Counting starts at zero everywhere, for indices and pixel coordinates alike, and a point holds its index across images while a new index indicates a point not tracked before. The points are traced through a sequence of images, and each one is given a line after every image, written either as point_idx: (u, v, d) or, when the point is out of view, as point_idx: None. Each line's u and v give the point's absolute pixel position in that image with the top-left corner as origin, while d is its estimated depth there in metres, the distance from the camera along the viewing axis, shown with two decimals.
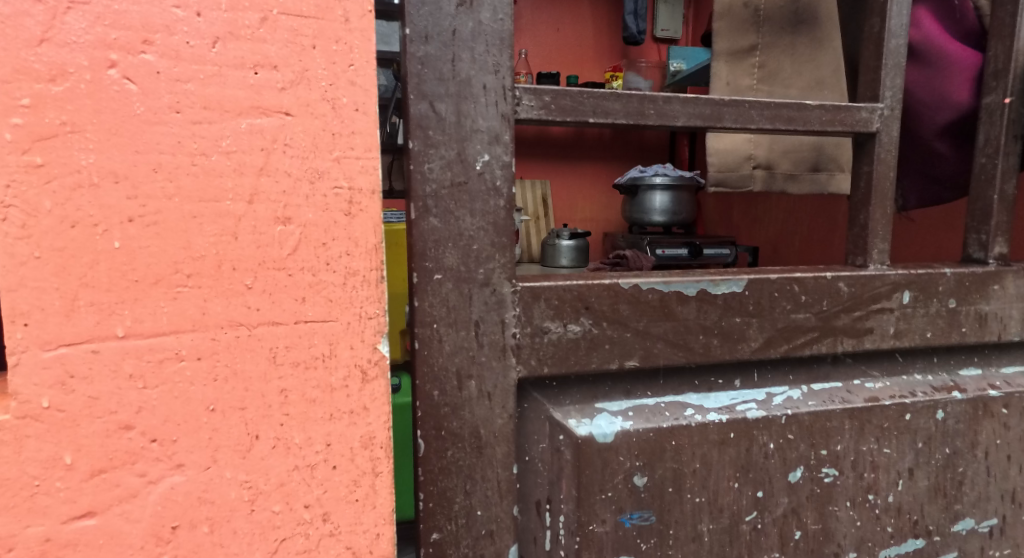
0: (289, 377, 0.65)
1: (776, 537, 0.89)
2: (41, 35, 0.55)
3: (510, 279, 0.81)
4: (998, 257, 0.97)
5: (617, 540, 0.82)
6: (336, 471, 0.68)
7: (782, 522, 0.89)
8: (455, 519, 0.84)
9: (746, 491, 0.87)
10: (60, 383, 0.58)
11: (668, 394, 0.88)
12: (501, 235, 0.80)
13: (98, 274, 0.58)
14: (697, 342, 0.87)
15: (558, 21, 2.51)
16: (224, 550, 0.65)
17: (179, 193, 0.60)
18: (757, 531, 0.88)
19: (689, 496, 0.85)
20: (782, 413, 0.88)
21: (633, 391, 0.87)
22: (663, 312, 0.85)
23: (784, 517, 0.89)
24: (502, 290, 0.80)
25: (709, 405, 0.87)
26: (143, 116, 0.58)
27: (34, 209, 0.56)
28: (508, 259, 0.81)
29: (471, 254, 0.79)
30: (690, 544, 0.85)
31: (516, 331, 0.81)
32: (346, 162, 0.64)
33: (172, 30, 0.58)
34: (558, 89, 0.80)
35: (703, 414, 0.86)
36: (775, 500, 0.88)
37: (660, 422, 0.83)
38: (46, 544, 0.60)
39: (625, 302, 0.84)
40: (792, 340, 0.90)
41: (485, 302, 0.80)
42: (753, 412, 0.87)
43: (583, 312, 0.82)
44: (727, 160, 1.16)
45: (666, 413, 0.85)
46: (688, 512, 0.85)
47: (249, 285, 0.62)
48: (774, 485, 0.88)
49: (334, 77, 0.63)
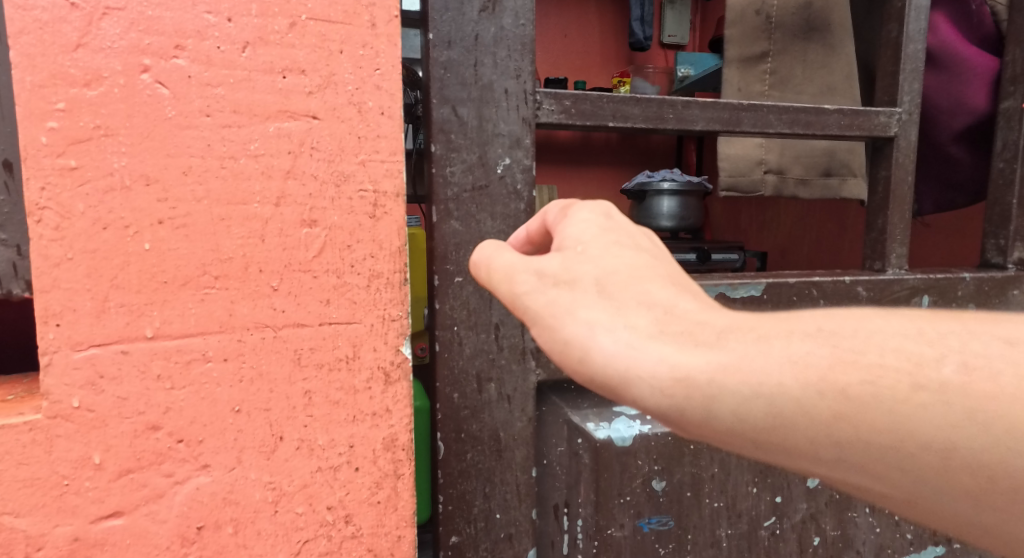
0: (313, 379, 0.65)
1: (795, 543, 0.88)
2: (77, 41, 0.56)
3: None
4: (1017, 262, 0.96)
5: (635, 545, 0.82)
6: (358, 473, 0.68)
7: (800, 528, 0.88)
8: (474, 522, 0.84)
9: (765, 496, 0.87)
10: (91, 384, 0.59)
11: None
12: None
13: (129, 275, 0.59)
14: None
15: (566, 27, 2.50)
16: (249, 551, 0.65)
17: (209, 195, 0.60)
18: (775, 537, 0.88)
19: (707, 501, 0.84)
20: None
21: None
22: None
23: (803, 524, 0.89)
24: None
25: None
26: (175, 120, 0.59)
27: (68, 211, 0.57)
28: None
29: None
30: (709, 549, 0.85)
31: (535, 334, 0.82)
32: (372, 166, 0.65)
33: (203, 35, 0.59)
34: (578, 93, 0.80)
35: None
36: (793, 506, 0.88)
37: None
38: (75, 544, 0.60)
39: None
40: None
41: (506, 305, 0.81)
42: None
43: None
44: (739, 165, 1.15)
45: None
46: (706, 517, 0.85)
47: (275, 287, 0.63)
48: (793, 490, 0.88)
49: (360, 82, 0.64)
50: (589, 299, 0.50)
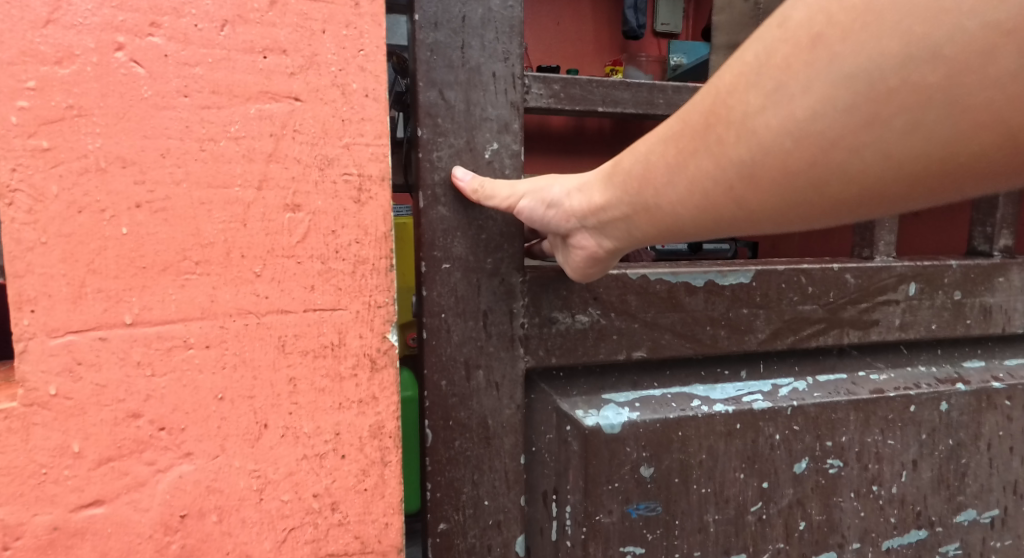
0: (299, 366, 0.64)
1: (782, 528, 0.89)
2: (47, 16, 0.54)
3: (520, 269, 0.80)
4: (1002, 249, 1.00)
5: (623, 531, 0.82)
6: (345, 460, 0.67)
7: (787, 513, 0.89)
8: (463, 509, 0.83)
9: (752, 482, 0.87)
10: (68, 371, 0.58)
11: (675, 385, 0.88)
12: (511, 224, 0.79)
13: (106, 260, 0.58)
14: (706, 334, 0.87)
15: (558, 14, 2.21)
16: (234, 539, 0.64)
17: (188, 178, 0.59)
18: (762, 522, 0.88)
19: (695, 487, 0.84)
20: (787, 405, 0.87)
21: (639, 382, 0.87)
22: (671, 303, 0.86)
23: (790, 509, 0.89)
24: (511, 280, 0.80)
25: (716, 397, 0.87)
26: (152, 100, 0.57)
27: (41, 194, 0.56)
28: (518, 248, 0.80)
29: (480, 243, 0.79)
30: (696, 535, 0.85)
31: (525, 321, 0.82)
32: (357, 149, 0.64)
33: (180, 13, 0.57)
34: (567, 77, 0.79)
35: (709, 405, 0.85)
36: (780, 491, 0.88)
37: (667, 413, 0.83)
38: (55, 533, 0.59)
39: (634, 292, 0.84)
40: (799, 331, 0.91)
41: (494, 292, 0.80)
42: (759, 404, 0.87)
43: (591, 303, 0.83)
44: None
45: (672, 404, 0.85)
46: (695, 503, 0.84)
47: (258, 273, 0.62)
48: (779, 476, 0.88)
49: (344, 63, 0.62)
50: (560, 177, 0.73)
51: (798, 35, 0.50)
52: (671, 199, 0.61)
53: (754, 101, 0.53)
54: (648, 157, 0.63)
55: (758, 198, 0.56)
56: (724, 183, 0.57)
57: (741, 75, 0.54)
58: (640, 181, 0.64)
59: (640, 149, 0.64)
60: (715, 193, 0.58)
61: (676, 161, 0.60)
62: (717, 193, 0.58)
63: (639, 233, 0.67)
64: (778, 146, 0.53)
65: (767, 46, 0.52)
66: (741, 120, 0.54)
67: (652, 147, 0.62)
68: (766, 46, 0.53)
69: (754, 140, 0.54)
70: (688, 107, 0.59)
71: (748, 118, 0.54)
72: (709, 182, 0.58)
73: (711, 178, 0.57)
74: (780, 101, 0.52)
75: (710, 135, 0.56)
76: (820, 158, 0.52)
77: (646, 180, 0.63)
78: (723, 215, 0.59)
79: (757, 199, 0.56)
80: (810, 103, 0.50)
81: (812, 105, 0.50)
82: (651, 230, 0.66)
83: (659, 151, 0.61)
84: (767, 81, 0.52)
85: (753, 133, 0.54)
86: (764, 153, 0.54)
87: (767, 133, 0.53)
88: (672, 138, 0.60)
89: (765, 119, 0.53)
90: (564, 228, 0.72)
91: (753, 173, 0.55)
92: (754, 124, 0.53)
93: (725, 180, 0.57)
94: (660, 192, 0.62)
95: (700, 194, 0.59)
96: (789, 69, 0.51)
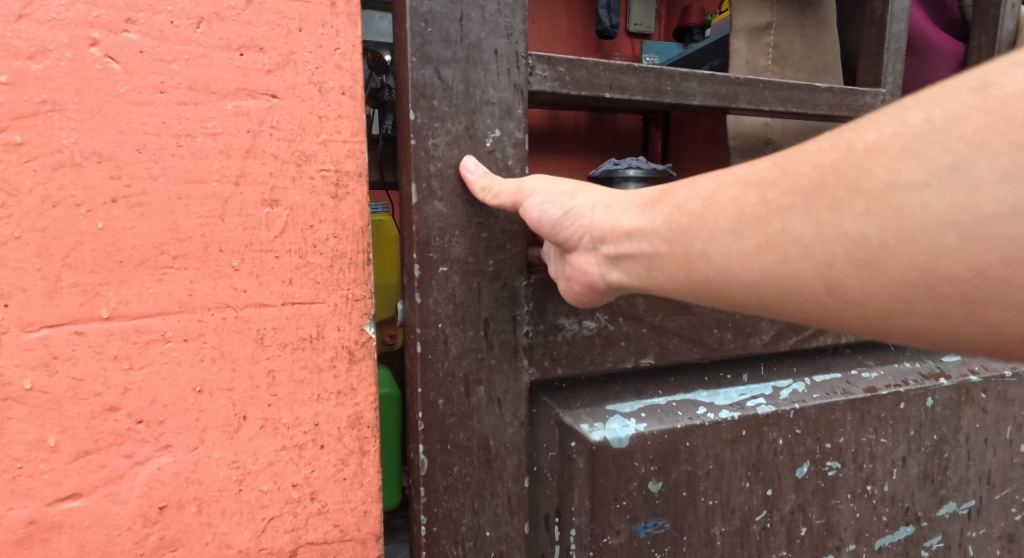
0: (277, 358, 0.64)
1: (784, 535, 0.89)
2: (19, 11, 0.55)
3: (522, 271, 0.80)
4: None
5: (631, 550, 0.81)
6: (324, 451, 0.67)
7: (789, 519, 0.89)
8: (462, 542, 0.81)
9: (757, 489, 0.87)
10: (44, 365, 0.58)
11: (678, 392, 0.88)
12: (512, 222, 0.79)
13: (82, 254, 0.58)
14: (711, 337, 0.88)
15: (534, 11, 2.08)
16: (214, 529, 0.65)
17: (165, 173, 0.59)
18: (766, 531, 0.88)
19: (703, 499, 0.84)
20: (790, 407, 0.88)
21: (644, 390, 0.87)
22: (679, 306, 0.86)
23: (792, 515, 0.89)
24: (513, 283, 0.79)
25: (721, 402, 0.87)
26: (127, 96, 0.57)
27: (15, 188, 0.56)
28: (519, 249, 0.79)
29: (481, 244, 0.78)
30: (703, 549, 0.85)
31: (529, 329, 0.81)
32: (334, 146, 0.64)
33: (155, 9, 0.58)
34: (574, 59, 0.79)
35: (715, 412, 0.85)
36: (783, 497, 0.89)
37: (674, 423, 0.82)
38: (31, 527, 0.59)
39: (641, 296, 0.85)
40: (800, 332, 0.94)
41: (496, 297, 0.79)
42: (764, 408, 0.87)
43: (598, 309, 0.83)
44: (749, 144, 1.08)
45: (678, 413, 0.84)
46: (701, 516, 0.84)
47: (236, 267, 0.62)
48: (783, 482, 0.88)
49: (320, 60, 0.63)
50: (584, 190, 0.70)
51: (1006, 111, 0.46)
52: (736, 258, 0.57)
53: (914, 174, 0.48)
54: (724, 205, 0.58)
55: (863, 286, 0.52)
56: (826, 259, 0.52)
57: (903, 138, 0.49)
58: (691, 220, 0.60)
59: (710, 191, 0.60)
60: (807, 263, 0.53)
61: (757, 214, 0.56)
62: (810, 265, 0.53)
63: (661, 275, 0.63)
64: (934, 235, 0.48)
65: (949, 113, 0.48)
66: (884, 190, 0.49)
67: (735, 192, 0.58)
68: (949, 111, 0.48)
69: (895, 218, 0.49)
70: (802, 159, 0.54)
71: (895, 190, 0.49)
72: (797, 249, 0.54)
73: (805, 244, 0.53)
74: (954, 182, 0.47)
75: (825, 196, 0.52)
76: (989, 264, 0.47)
77: (699, 222, 0.59)
78: (804, 293, 0.55)
79: (862, 287, 0.52)
80: (1000, 195, 0.46)
81: (1005, 198, 0.46)
82: (698, 295, 0.62)
83: (740, 197, 0.57)
84: (941, 154, 0.48)
85: (897, 211, 0.49)
86: (900, 237, 0.49)
87: (915, 215, 0.48)
88: (769, 189, 0.56)
89: (922, 198, 0.48)
90: (573, 242, 0.70)
91: (873, 256, 0.50)
92: (902, 200, 0.49)
93: (827, 254, 0.52)
94: (717, 243, 0.58)
95: (782, 258, 0.54)
96: (980, 148, 0.46)
